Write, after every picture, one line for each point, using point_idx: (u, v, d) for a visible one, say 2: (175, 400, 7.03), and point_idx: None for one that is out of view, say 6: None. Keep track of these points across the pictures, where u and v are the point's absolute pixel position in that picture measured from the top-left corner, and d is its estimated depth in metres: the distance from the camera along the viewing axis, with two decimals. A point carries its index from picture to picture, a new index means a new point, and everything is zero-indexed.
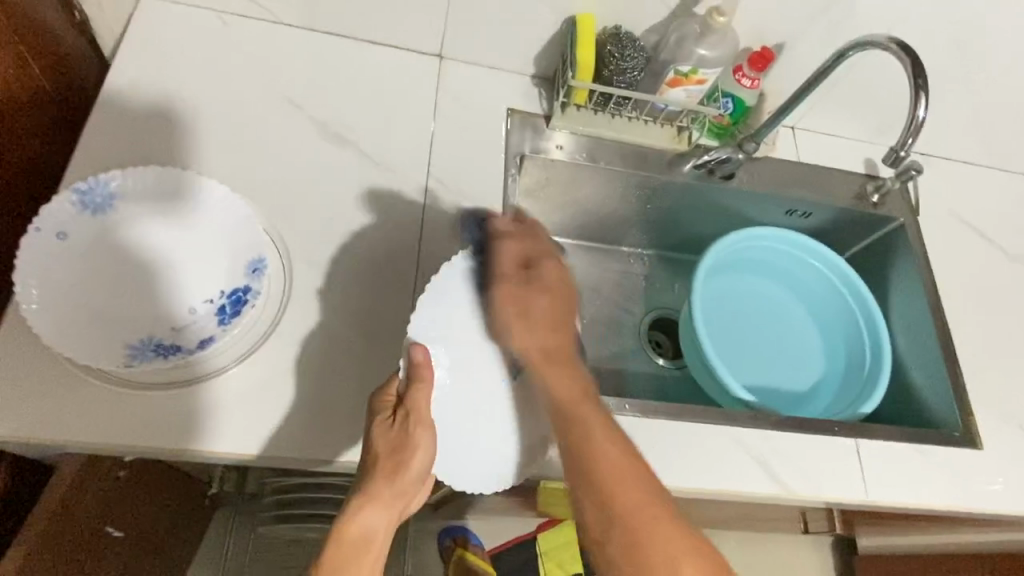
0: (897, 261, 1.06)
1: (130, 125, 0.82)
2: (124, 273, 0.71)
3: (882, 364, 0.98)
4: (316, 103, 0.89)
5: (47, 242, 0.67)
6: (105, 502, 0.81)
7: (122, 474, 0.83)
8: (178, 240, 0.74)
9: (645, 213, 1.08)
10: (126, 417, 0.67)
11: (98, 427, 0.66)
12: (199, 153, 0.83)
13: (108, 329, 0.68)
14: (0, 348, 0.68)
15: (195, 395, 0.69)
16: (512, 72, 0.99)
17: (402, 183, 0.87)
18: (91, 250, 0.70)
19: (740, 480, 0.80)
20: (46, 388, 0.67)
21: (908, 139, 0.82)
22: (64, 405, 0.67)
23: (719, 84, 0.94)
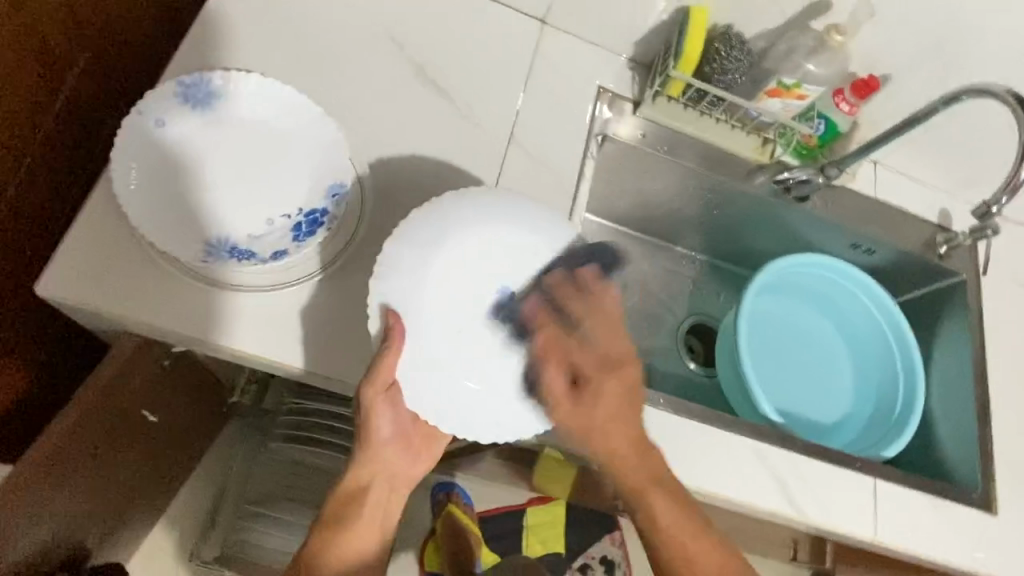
0: (950, 315, 1.05)
1: (233, 30, 0.83)
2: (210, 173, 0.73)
3: (913, 413, 0.98)
4: (414, 44, 0.89)
5: (144, 133, 0.69)
6: (146, 387, 0.84)
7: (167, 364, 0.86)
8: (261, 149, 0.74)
9: (708, 217, 1.08)
10: (194, 309, 0.70)
11: (167, 312, 0.70)
12: (294, 70, 0.84)
13: (189, 223, 0.70)
14: (85, 220, 0.70)
15: (259, 301, 0.72)
16: (610, 51, 0.98)
17: (484, 140, 0.87)
18: (182, 144, 0.72)
19: (757, 495, 0.80)
20: (124, 265, 0.70)
21: (1001, 197, 0.83)
22: (139, 286, 0.70)
23: (816, 104, 0.93)
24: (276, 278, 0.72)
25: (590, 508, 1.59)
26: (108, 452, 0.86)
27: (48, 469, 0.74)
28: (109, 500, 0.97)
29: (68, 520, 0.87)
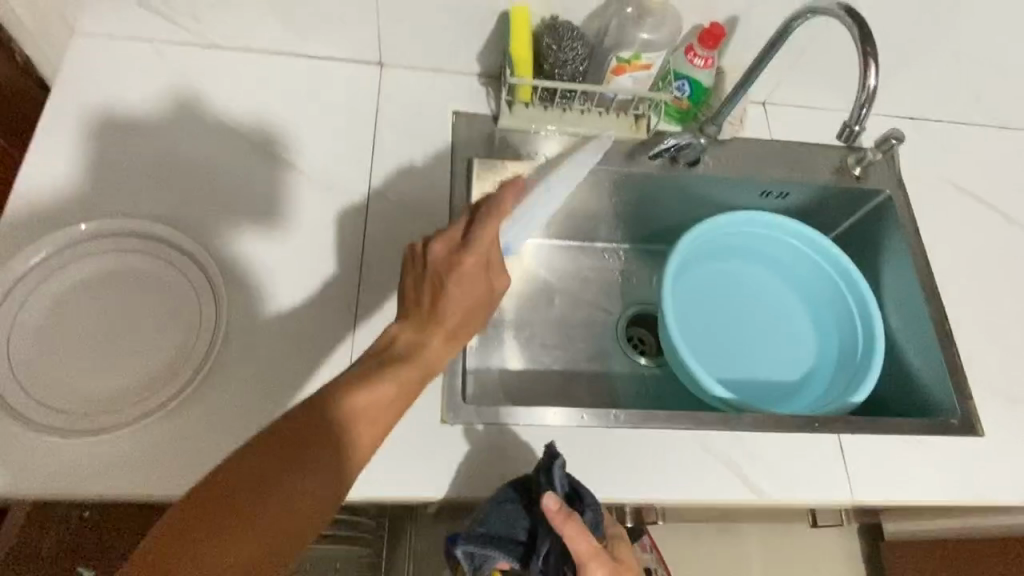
0: (885, 239, 1.00)
1: (57, 193, 0.79)
2: (81, 331, 0.70)
3: (874, 355, 0.93)
4: (252, 123, 0.87)
5: (66, 230, 0.73)
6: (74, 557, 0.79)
7: (87, 516, 0.81)
8: (123, 289, 0.73)
9: (612, 205, 1.03)
10: (109, 462, 0.64)
11: (56, 482, 0.63)
12: (137, 261, 0.75)
13: (101, 345, 0.70)
14: None
15: None
16: (456, 71, 0.95)
17: (346, 201, 0.84)
18: (67, 281, 0.72)
19: (713, 485, 0.75)
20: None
21: (860, 114, 0.73)
22: (12, 470, 0.63)
23: (671, 66, 0.88)
24: (122, 415, 0.65)
25: None
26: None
27: None
28: None
29: (360, 367, 0.60)
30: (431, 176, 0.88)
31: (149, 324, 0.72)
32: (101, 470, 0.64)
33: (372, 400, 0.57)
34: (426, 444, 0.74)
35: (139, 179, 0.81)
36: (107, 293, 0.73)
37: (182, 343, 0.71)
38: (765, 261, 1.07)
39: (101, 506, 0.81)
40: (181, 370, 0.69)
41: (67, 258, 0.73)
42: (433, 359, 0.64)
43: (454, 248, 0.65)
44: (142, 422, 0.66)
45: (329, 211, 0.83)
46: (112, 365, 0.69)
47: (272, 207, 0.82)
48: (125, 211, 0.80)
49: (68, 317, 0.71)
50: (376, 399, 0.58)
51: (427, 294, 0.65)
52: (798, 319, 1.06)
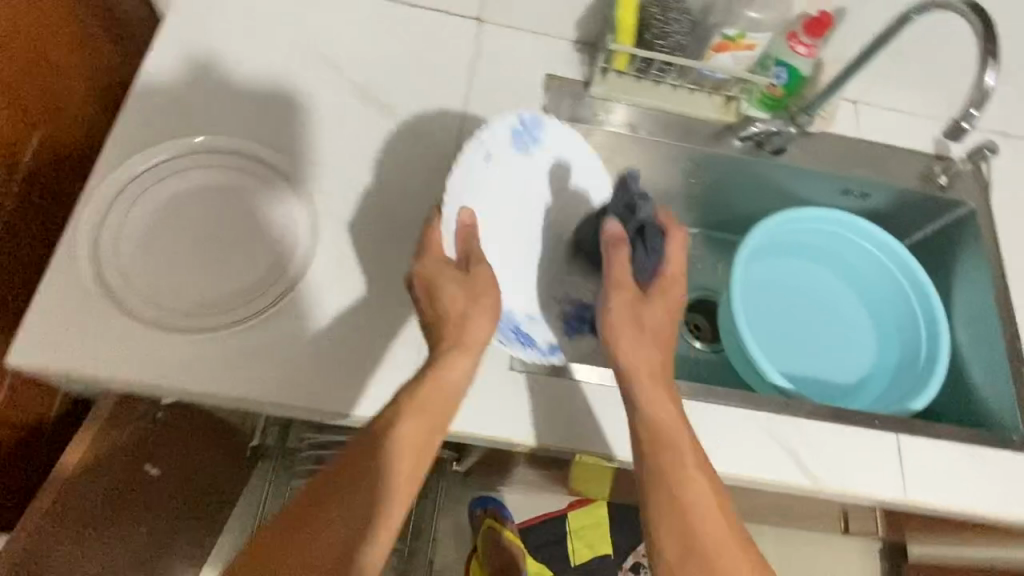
0: (962, 251, 0.98)
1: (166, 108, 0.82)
2: (182, 234, 0.75)
3: (938, 365, 0.93)
4: (352, 63, 0.90)
5: (188, 140, 0.79)
6: (143, 448, 0.86)
7: (160, 416, 0.87)
8: (227, 201, 0.78)
9: (687, 187, 1.04)
10: (201, 357, 0.71)
11: (153, 368, 0.70)
12: (236, 180, 0.79)
13: (200, 248, 0.75)
14: (56, 311, 0.71)
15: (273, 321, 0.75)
16: (552, 34, 0.96)
17: (436, 148, 0.86)
18: (174, 187, 0.77)
19: (767, 466, 0.76)
20: (87, 322, 0.71)
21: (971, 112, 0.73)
22: (116, 353, 0.70)
23: (772, 52, 0.88)
24: (210, 320, 0.72)
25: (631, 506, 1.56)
26: (109, 516, 0.85)
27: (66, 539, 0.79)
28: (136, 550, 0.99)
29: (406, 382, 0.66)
30: None
31: (243, 234, 0.77)
32: (185, 363, 0.70)
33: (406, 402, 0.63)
34: (492, 389, 0.76)
35: (242, 104, 0.85)
36: (208, 201, 0.78)
37: (274, 261, 0.76)
38: (833, 263, 1.07)
39: (174, 406, 0.89)
40: (271, 287, 0.74)
41: (176, 166, 0.78)
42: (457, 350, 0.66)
43: (449, 267, 0.69)
44: (225, 329, 0.72)
45: (418, 155, 0.85)
46: (210, 270, 0.74)
47: (365, 145, 0.85)
48: (227, 131, 0.83)
49: (176, 218, 0.76)
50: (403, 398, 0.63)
51: (428, 313, 0.68)
52: (859, 324, 1.05)
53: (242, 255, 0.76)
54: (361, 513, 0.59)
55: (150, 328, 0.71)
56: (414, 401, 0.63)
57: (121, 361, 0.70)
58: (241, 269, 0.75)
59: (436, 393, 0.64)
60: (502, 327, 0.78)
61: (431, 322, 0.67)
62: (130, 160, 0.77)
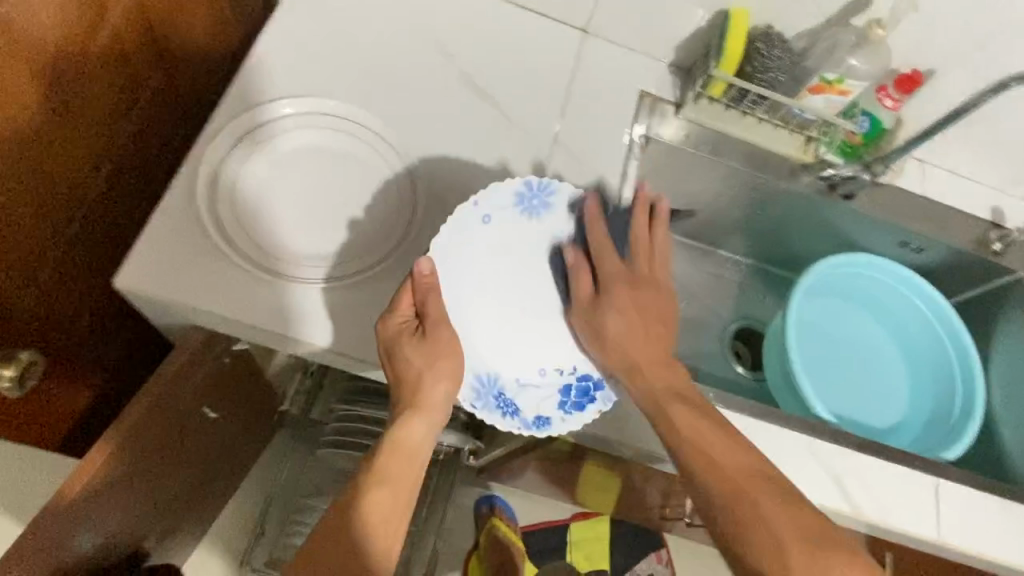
0: (1006, 316, 1.03)
1: (287, 69, 0.86)
2: (293, 190, 0.80)
3: (973, 419, 0.97)
4: (462, 53, 0.93)
5: (312, 99, 0.84)
6: (204, 386, 0.89)
7: (226, 360, 0.91)
8: (337, 163, 0.82)
9: (752, 218, 1.08)
10: (300, 305, 0.76)
11: (257, 312, 0.75)
12: (348, 147, 0.83)
13: (309, 206, 0.80)
14: (168, 243, 0.75)
15: (367, 284, 0.78)
16: (650, 55, 1.00)
17: (533, 144, 0.90)
18: (288, 146, 0.82)
19: (814, 488, 0.79)
20: (197, 254, 0.75)
21: None
22: (222, 292, 0.75)
23: (859, 101, 0.93)
24: (309, 272, 0.77)
25: (634, 524, 1.59)
26: (170, 440, 0.90)
27: (125, 462, 0.82)
28: (172, 490, 1.01)
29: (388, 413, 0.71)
30: (611, 142, 0.93)
31: (349, 197, 0.81)
32: (280, 308, 0.75)
33: (399, 435, 0.69)
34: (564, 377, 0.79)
35: (356, 76, 0.88)
36: (318, 163, 0.82)
37: (375, 227, 0.80)
38: (877, 311, 1.11)
39: (239, 351, 0.92)
40: (374, 250, 0.79)
41: (292, 125, 0.83)
42: (435, 396, 0.69)
43: (407, 329, 0.70)
44: (321, 282, 0.77)
45: (517, 148, 0.89)
46: (315, 226, 0.79)
47: (468, 132, 0.88)
48: (340, 98, 0.87)
49: (290, 171, 0.81)
50: (402, 432, 0.69)
51: (392, 373, 0.71)
52: (896, 372, 1.09)
53: (347, 218, 0.80)
54: (357, 539, 0.64)
55: (255, 269, 0.76)
56: (403, 433, 0.69)
57: (223, 296, 0.74)
58: (345, 230, 0.80)
59: (399, 453, 0.68)
60: (476, 388, 0.75)
61: (395, 383, 0.70)
62: (256, 109, 0.82)
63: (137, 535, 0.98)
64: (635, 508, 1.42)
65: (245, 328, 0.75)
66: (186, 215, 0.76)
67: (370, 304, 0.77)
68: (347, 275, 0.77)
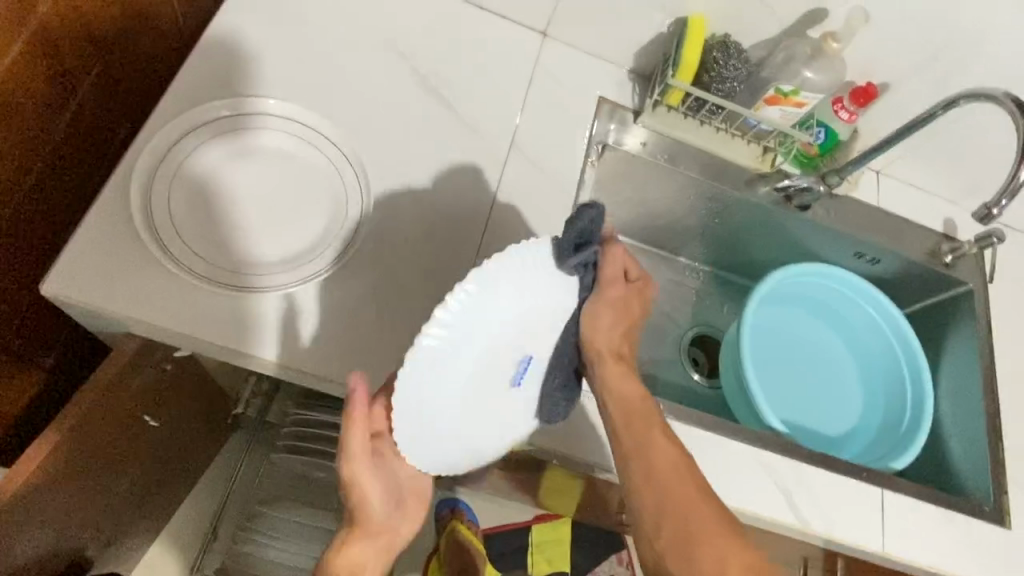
0: (956, 326, 1.04)
1: (233, 68, 0.83)
2: (237, 193, 0.77)
3: (920, 429, 0.97)
4: (417, 54, 0.91)
5: (255, 99, 0.81)
6: (144, 393, 0.87)
7: (168, 367, 0.88)
8: (281, 165, 0.79)
9: (711, 226, 1.08)
10: (241, 314, 0.73)
11: (194, 321, 0.72)
12: (295, 149, 0.81)
13: (254, 210, 0.77)
14: (100, 250, 0.72)
15: (311, 292, 0.76)
16: (611, 61, 0.99)
17: (488, 149, 0.88)
18: (230, 148, 0.79)
19: (761, 500, 0.79)
20: (132, 260, 0.73)
21: (1001, 198, 0.81)
22: (158, 300, 0.72)
23: (816, 113, 0.94)
24: (248, 278, 0.74)
25: (596, 526, 1.59)
26: (109, 448, 0.88)
27: (56, 473, 0.79)
28: (114, 498, 0.98)
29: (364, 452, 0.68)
30: (568, 148, 0.92)
31: (296, 201, 0.79)
32: (220, 316, 0.73)
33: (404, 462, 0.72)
34: None
35: (306, 76, 0.86)
36: (262, 165, 0.79)
37: (320, 231, 0.78)
38: (832, 319, 1.12)
39: (182, 357, 0.89)
40: (321, 256, 0.76)
41: (237, 125, 0.80)
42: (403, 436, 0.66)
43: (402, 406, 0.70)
44: (263, 289, 0.74)
45: (472, 153, 0.87)
46: (256, 229, 0.76)
47: (421, 137, 0.87)
48: (288, 98, 0.84)
49: (229, 173, 0.77)
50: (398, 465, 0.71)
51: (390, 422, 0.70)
52: (849, 381, 1.10)
53: (293, 222, 0.77)
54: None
55: (193, 277, 0.73)
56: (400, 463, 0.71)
57: (160, 305, 0.72)
58: (292, 236, 0.77)
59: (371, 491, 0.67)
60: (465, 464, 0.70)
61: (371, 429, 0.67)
62: (194, 108, 0.79)
63: (78, 544, 0.96)
64: (595, 512, 1.42)
65: (183, 337, 0.72)
66: (121, 219, 0.73)
67: (315, 313, 0.75)
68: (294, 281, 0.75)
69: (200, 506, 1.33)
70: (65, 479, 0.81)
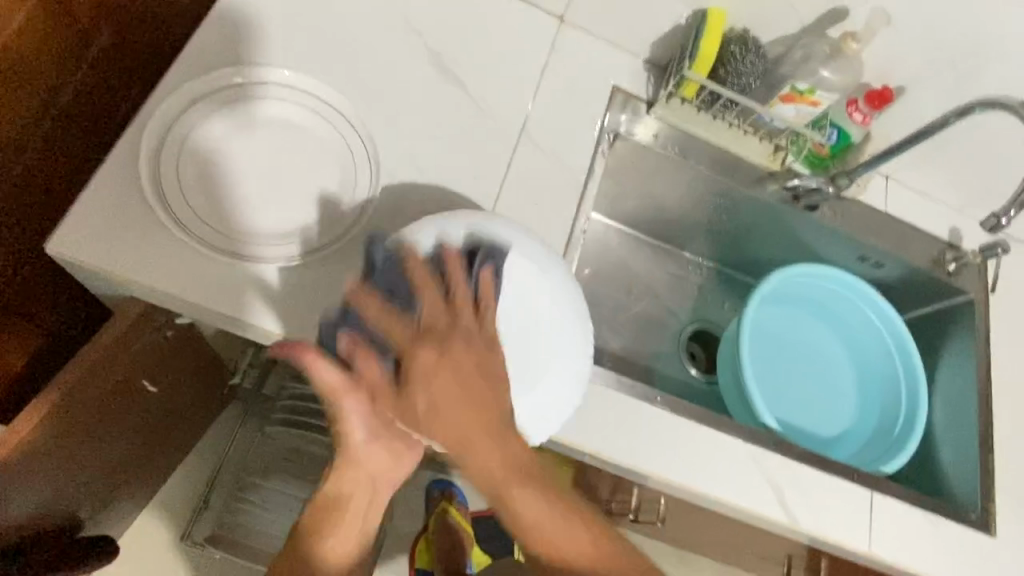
0: (955, 335, 1.05)
1: (248, 35, 0.82)
2: (246, 161, 0.77)
3: (913, 435, 0.98)
4: (433, 32, 0.90)
5: (267, 67, 0.80)
6: (144, 358, 0.87)
7: (169, 333, 0.88)
8: (291, 136, 0.79)
9: (717, 222, 1.08)
10: (246, 283, 0.73)
11: (199, 288, 0.72)
12: (306, 120, 0.80)
13: (262, 179, 0.77)
14: (108, 213, 0.72)
15: (316, 265, 0.76)
16: (627, 50, 0.98)
17: (499, 132, 0.88)
18: (242, 115, 0.78)
19: (752, 496, 0.80)
20: (137, 225, 0.72)
21: (1009, 208, 0.81)
22: (162, 264, 0.72)
23: (829, 113, 0.93)
24: (255, 250, 0.74)
25: None
26: (107, 410, 0.88)
27: (53, 432, 0.79)
28: (109, 460, 0.99)
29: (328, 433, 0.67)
30: (581, 136, 0.91)
31: (306, 173, 0.78)
32: (225, 287, 0.73)
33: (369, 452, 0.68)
34: None
35: (321, 48, 0.85)
36: (272, 135, 0.78)
37: (328, 205, 0.78)
38: (832, 322, 1.12)
39: (183, 325, 0.89)
40: (328, 230, 0.76)
41: (249, 93, 0.79)
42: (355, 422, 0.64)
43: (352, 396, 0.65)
44: (270, 262, 0.74)
45: (483, 132, 0.87)
46: (263, 201, 0.76)
47: (434, 116, 0.86)
48: (301, 69, 0.83)
49: (239, 143, 0.77)
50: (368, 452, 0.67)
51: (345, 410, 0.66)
52: (845, 384, 1.10)
53: (302, 194, 0.77)
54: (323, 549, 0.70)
55: (198, 245, 0.73)
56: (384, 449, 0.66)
57: (164, 272, 0.72)
58: (300, 208, 0.77)
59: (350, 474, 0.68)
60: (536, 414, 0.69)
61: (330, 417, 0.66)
62: (207, 74, 0.78)
63: (73, 504, 0.97)
64: None
65: (187, 306, 0.72)
66: (128, 181, 0.73)
67: (318, 287, 0.75)
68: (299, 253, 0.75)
69: (192, 474, 1.34)
70: (59, 439, 0.82)
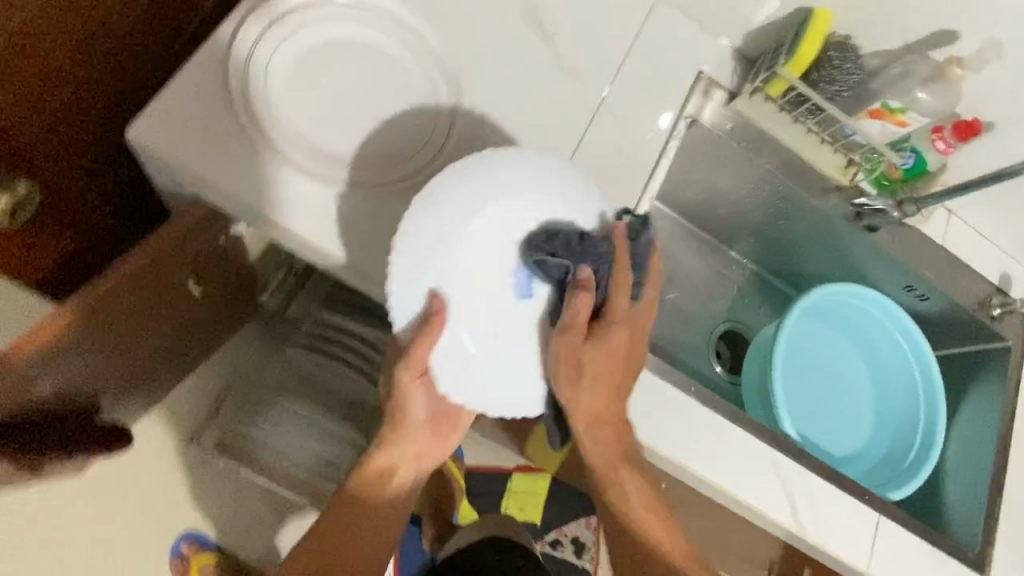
0: (983, 379, 1.05)
1: None
2: (332, 81, 0.76)
3: (923, 466, 0.99)
4: None
5: None
6: (196, 260, 0.88)
7: (222, 240, 0.89)
8: (380, 63, 0.78)
9: (772, 226, 1.07)
10: (315, 203, 0.74)
11: (270, 199, 0.73)
12: (394, 50, 0.79)
13: (346, 102, 0.76)
14: (192, 111, 0.72)
15: (386, 196, 0.75)
16: (719, 35, 0.96)
17: (580, 97, 0.87)
18: (334, 34, 0.77)
19: (765, 497, 0.82)
20: (218, 127, 0.73)
21: None
22: (237, 170, 0.72)
23: (911, 137, 0.91)
24: (337, 173, 0.74)
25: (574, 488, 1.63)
26: (150, 305, 0.89)
27: (100, 316, 0.81)
28: (138, 354, 1.00)
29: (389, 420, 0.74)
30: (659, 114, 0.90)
31: (390, 102, 0.78)
32: (303, 206, 0.73)
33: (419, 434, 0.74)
34: None
35: None
36: (362, 59, 0.78)
37: (408, 139, 0.77)
38: (863, 343, 1.12)
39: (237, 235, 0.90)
40: (404, 163, 0.76)
41: (344, 14, 0.78)
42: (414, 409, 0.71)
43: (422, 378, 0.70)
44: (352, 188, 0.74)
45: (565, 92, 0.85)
46: (350, 126, 0.76)
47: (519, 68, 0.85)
48: None
49: (328, 62, 0.77)
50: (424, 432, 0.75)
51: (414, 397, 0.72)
52: (864, 405, 1.11)
53: (383, 123, 0.77)
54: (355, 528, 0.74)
55: (280, 164, 0.73)
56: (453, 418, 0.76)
57: (246, 184, 0.72)
58: (380, 136, 0.76)
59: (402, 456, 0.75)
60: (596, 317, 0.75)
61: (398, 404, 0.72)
62: None
63: (96, 388, 0.98)
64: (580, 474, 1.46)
65: (255, 215, 0.73)
66: (215, 82, 0.73)
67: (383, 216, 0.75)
68: (373, 181, 0.75)
69: (207, 381, 1.37)
70: (103, 323, 0.83)
